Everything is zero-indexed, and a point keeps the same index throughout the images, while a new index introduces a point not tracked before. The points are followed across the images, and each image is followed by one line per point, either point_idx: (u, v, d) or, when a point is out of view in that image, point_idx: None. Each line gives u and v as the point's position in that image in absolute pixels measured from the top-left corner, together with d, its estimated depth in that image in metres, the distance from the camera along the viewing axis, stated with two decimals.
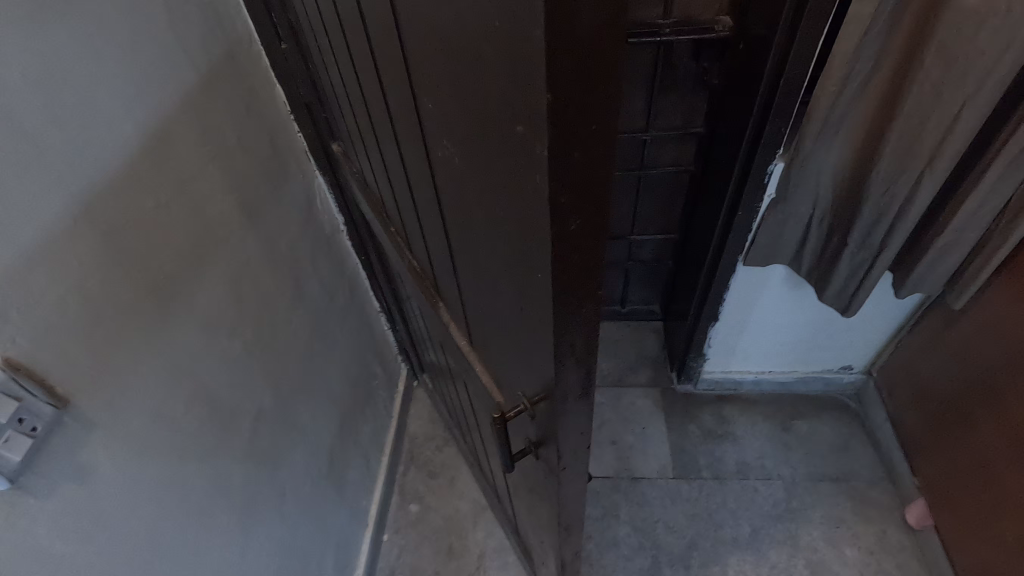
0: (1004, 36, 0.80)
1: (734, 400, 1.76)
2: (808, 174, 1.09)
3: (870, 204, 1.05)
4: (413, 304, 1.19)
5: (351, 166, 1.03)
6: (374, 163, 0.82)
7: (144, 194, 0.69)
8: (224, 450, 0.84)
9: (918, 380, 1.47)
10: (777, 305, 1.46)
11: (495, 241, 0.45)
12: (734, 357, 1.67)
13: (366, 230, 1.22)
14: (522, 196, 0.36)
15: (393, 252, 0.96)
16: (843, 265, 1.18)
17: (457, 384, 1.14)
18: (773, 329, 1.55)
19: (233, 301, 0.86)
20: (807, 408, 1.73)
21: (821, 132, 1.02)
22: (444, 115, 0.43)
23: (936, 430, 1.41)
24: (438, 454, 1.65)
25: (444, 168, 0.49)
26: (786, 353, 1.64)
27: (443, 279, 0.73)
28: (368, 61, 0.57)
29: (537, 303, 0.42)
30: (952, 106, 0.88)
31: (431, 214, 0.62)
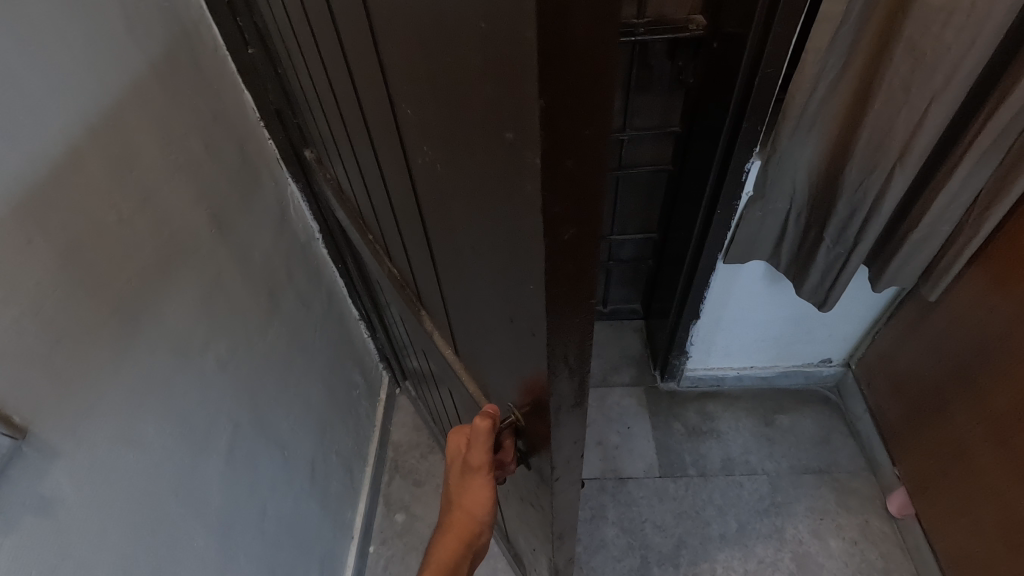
0: (969, 33, 0.80)
1: (717, 397, 1.77)
2: (785, 169, 1.10)
3: (845, 199, 1.07)
4: (394, 312, 1.17)
5: (325, 174, 1.01)
6: (351, 170, 0.80)
7: (106, 206, 0.66)
8: (201, 469, 0.81)
9: (895, 371, 1.49)
10: (756, 299, 1.47)
11: (484, 254, 0.44)
12: (715, 353, 1.68)
13: (343, 237, 1.19)
14: (511, 206, 0.35)
15: (371, 263, 0.94)
16: (821, 260, 1.19)
17: (443, 395, 1.12)
18: (753, 325, 1.56)
19: (205, 315, 0.83)
20: (789, 402, 1.74)
21: (797, 129, 1.03)
22: (424, 125, 0.42)
23: (914, 421, 1.43)
24: (423, 461, 1.63)
25: (426, 177, 0.48)
26: (766, 348, 1.65)
27: (425, 288, 0.72)
28: (342, 68, 0.56)
29: (528, 315, 0.41)
30: (921, 102, 0.89)
31: (411, 222, 0.61)
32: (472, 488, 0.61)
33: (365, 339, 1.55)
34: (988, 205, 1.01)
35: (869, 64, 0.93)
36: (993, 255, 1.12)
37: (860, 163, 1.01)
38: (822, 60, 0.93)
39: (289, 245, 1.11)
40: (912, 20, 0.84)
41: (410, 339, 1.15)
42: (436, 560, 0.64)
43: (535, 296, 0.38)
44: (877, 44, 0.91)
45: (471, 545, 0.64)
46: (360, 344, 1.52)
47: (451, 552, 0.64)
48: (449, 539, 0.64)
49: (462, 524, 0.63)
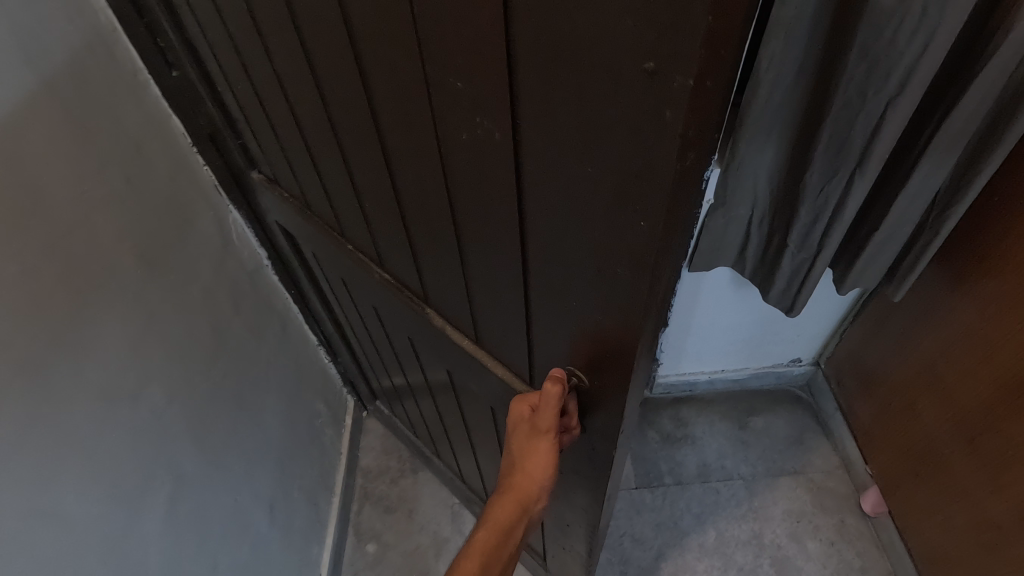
0: (924, 33, 0.80)
1: (689, 402, 1.76)
2: (745, 175, 1.09)
3: (807, 204, 1.06)
4: (367, 327, 1.12)
5: (282, 192, 0.96)
6: (334, 176, 0.79)
7: (5, 257, 0.62)
8: (137, 528, 0.76)
9: (863, 368, 1.50)
10: (725, 304, 1.47)
11: (570, 208, 0.48)
12: (687, 359, 1.66)
13: (293, 261, 1.13)
14: (636, 142, 0.39)
15: (355, 275, 0.94)
16: (787, 265, 1.20)
17: (436, 401, 1.10)
18: (723, 329, 1.56)
19: (132, 362, 0.78)
20: (761, 403, 1.74)
21: (755, 135, 1.02)
22: (505, 91, 0.45)
23: (885, 420, 1.44)
24: (393, 487, 1.57)
25: (487, 146, 0.51)
26: (738, 350, 1.64)
27: (443, 282, 0.75)
28: (360, 60, 0.57)
29: (633, 251, 0.46)
30: (877, 108, 0.88)
31: (444, 206, 0.63)
32: (537, 454, 0.67)
33: (324, 362, 1.48)
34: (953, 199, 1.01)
35: (822, 67, 0.92)
36: (956, 247, 1.13)
37: (821, 165, 0.99)
38: (776, 63, 0.92)
39: (231, 272, 1.06)
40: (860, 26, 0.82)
41: (390, 352, 1.12)
42: (493, 520, 0.70)
43: (649, 229, 0.43)
44: (828, 48, 0.89)
45: (526, 507, 0.70)
46: (318, 368, 1.44)
47: (510, 511, 0.70)
48: (507, 501, 0.70)
49: (524, 484, 0.69)
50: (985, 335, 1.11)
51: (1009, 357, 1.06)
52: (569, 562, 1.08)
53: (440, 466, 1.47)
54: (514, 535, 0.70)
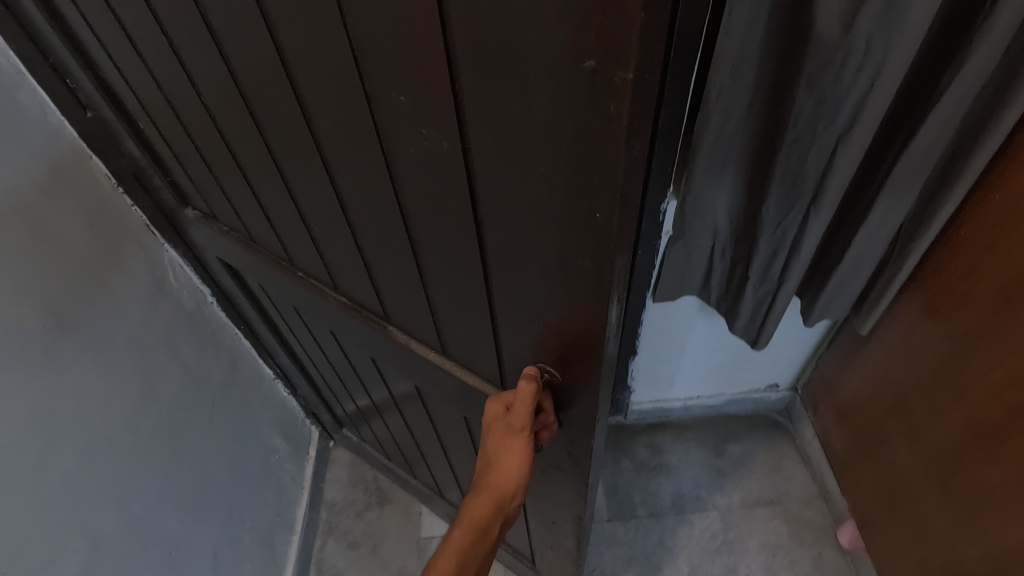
0: (870, 69, 0.76)
1: (664, 428, 1.72)
2: (703, 207, 1.04)
3: (765, 238, 1.01)
4: (324, 353, 1.08)
5: (219, 227, 0.95)
6: (279, 200, 0.75)
7: None
8: None
9: (837, 396, 1.49)
10: (694, 332, 1.44)
11: (526, 212, 0.47)
12: (663, 385, 1.63)
13: (233, 294, 1.14)
14: (584, 138, 0.39)
15: (304, 302, 0.92)
16: (749, 297, 1.15)
17: (407, 421, 1.06)
18: (697, 357, 1.53)
19: (43, 416, 0.78)
20: (740, 429, 1.71)
21: (710, 168, 0.98)
22: (450, 102, 0.43)
23: (860, 456, 1.43)
24: (358, 521, 1.48)
25: (436, 157, 0.49)
26: (712, 376, 1.61)
27: (404, 299, 0.72)
28: (294, 82, 0.54)
29: (591, 245, 0.45)
30: (829, 142, 0.84)
31: (399, 223, 0.60)
32: (514, 448, 0.63)
33: (284, 396, 1.43)
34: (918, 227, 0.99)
35: (772, 100, 0.88)
36: (928, 272, 1.11)
37: (778, 198, 0.95)
38: (725, 96, 0.88)
39: (166, 314, 1.05)
40: (808, 59, 0.78)
41: (353, 375, 1.07)
42: (467, 517, 0.65)
43: (606, 221, 0.42)
44: (777, 81, 0.86)
45: (503, 506, 0.65)
46: (277, 402, 1.40)
47: (485, 508, 0.65)
48: (483, 497, 0.65)
49: (498, 484, 0.65)
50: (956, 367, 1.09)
51: (980, 391, 1.04)
52: (556, 564, 1.03)
53: (416, 485, 1.41)
54: (489, 535, 0.65)
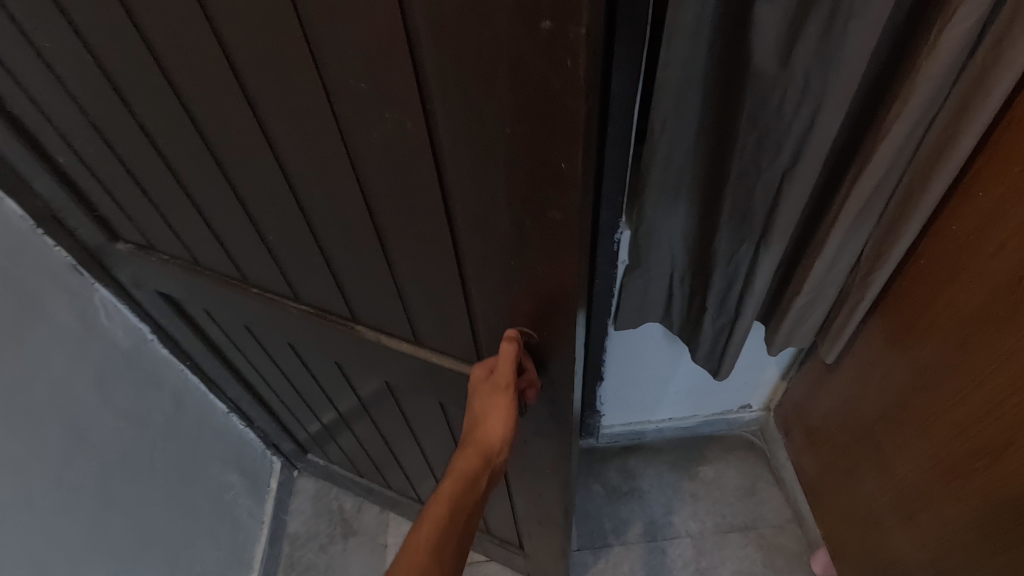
0: (811, 102, 0.67)
1: (638, 450, 1.60)
2: (658, 238, 0.93)
3: (719, 270, 0.91)
4: (280, 370, 1.03)
5: (155, 254, 0.90)
6: (228, 210, 0.70)
7: None
8: None
9: (808, 419, 1.38)
10: (656, 358, 1.33)
11: (495, 184, 0.45)
12: (631, 408, 1.52)
13: (170, 326, 1.09)
14: (544, 98, 0.38)
15: (257, 321, 0.88)
16: (708, 328, 1.02)
17: (379, 427, 1.03)
18: (664, 381, 1.43)
19: None
20: (712, 450, 1.59)
21: (661, 198, 0.87)
22: (412, 82, 0.42)
23: (829, 478, 1.33)
24: (322, 555, 1.41)
25: (399, 142, 0.47)
26: (684, 398, 1.50)
27: (374, 300, 0.69)
28: (244, 86, 0.51)
29: (560, 203, 0.44)
30: (773, 179, 0.76)
31: (363, 217, 0.57)
32: (498, 407, 0.61)
33: (240, 428, 1.37)
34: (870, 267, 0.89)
35: (720, 132, 0.78)
36: (885, 313, 1.01)
37: (727, 232, 0.85)
38: (669, 127, 0.78)
39: (96, 358, 0.99)
40: (750, 89, 0.69)
41: (315, 389, 1.02)
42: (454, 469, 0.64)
43: (572, 172, 0.41)
44: (720, 114, 0.77)
45: (489, 460, 0.64)
46: (233, 436, 1.34)
47: (470, 462, 0.64)
48: (470, 451, 0.64)
49: (483, 440, 0.63)
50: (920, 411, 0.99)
51: (945, 434, 0.94)
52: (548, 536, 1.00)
53: (393, 496, 1.36)
54: (477, 488, 0.63)
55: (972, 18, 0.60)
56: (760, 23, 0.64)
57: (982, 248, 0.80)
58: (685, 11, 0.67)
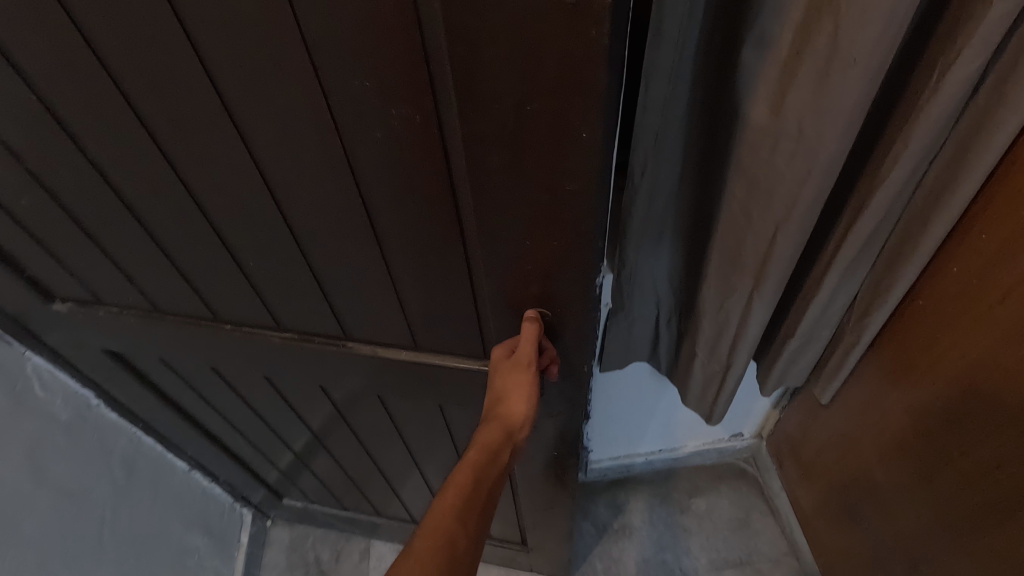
0: (802, 159, 0.58)
1: (627, 485, 1.51)
2: (642, 280, 0.86)
3: (707, 319, 0.80)
4: (251, 408, 0.98)
5: (101, 309, 0.80)
6: (197, 236, 0.62)
7: None
8: None
9: (799, 449, 1.30)
10: (639, 391, 1.25)
11: (509, 170, 0.44)
12: (618, 444, 1.44)
13: (117, 389, 0.98)
14: (567, 74, 0.38)
15: (227, 358, 0.82)
16: (697, 371, 0.91)
17: (366, 446, 1.01)
18: (650, 416, 1.35)
19: None
20: (703, 480, 1.50)
21: (644, 240, 0.80)
22: (421, 73, 0.40)
23: (825, 511, 1.24)
24: None
25: (409, 139, 0.45)
26: (670, 432, 1.42)
27: (367, 310, 0.65)
28: (207, 66, 0.45)
29: (578, 174, 0.43)
30: (765, 231, 0.65)
31: (360, 222, 0.54)
32: (520, 384, 0.59)
33: (205, 484, 1.29)
34: (868, 309, 0.83)
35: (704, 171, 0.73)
36: (875, 352, 0.94)
37: (712, 291, 0.76)
38: (652, 169, 0.71)
39: (30, 432, 0.92)
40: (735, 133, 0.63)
41: (297, 420, 0.98)
42: (478, 442, 0.60)
43: (592, 141, 0.41)
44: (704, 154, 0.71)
45: (511, 436, 0.61)
46: (196, 493, 1.26)
47: (493, 436, 0.60)
48: (493, 425, 0.61)
49: (505, 417, 0.61)
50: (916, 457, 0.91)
51: (947, 482, 0.86)
52: (555, 521, 1.01)
53: (386, 525, 1.32)
54: (500, 462, 0.60)
55: (978, 62, 0.53)
56: (745, 66, 0.59)
57: (986, 292, 0.73)
58: (663, 51, 0.60)
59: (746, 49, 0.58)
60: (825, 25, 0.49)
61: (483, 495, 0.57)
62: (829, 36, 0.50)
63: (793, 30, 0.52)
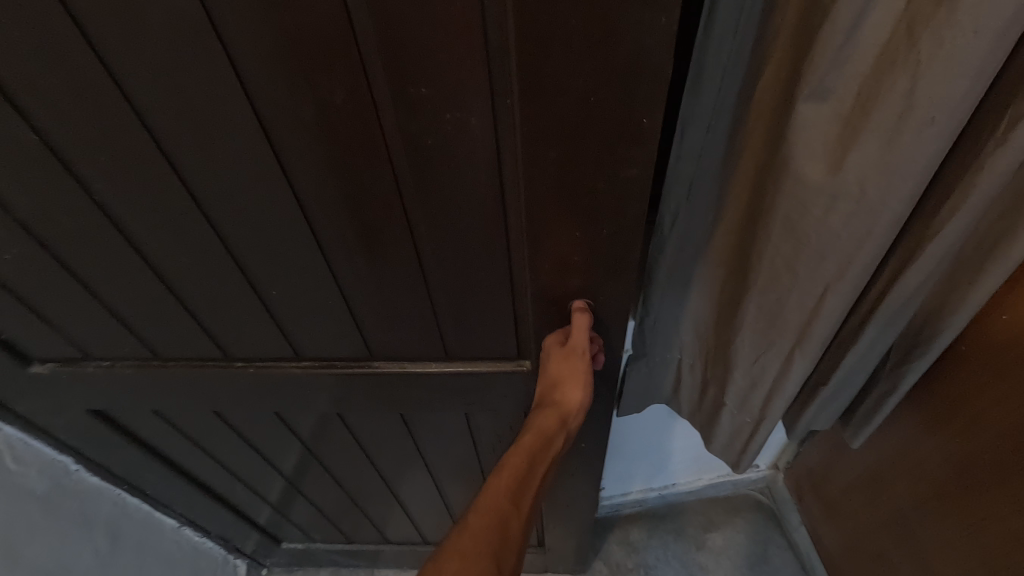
0: (878, 192, 0.45)
1: (640, 521, 1.33)
2: (666, 332, 0.70)
3: (741, 373, 0.65)
4: (256, 452, 0.79)
5: (91, 364, 0.62)
6: (173, 256, 0.50)
7: None
8: None
9: (824, 484, 1.08)
10: (648, 433, 1.12)
11: (554, 188, 0.39)
12: (631, 479, 1.27)
13: (99, 453, 0.76)
14: (634, 66, 0.33)
15: (217, 395, 0.66)
16: (723, 425, 0.74)
17: (378, 468, 0.83)
18: (664, 455, 1.21)
19: None
20: (717, 512, 1.32)
21: (670, 288, 0.65)
22: (481, 70, 0.35)
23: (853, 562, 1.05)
24: None
25: (455, 151, 0.40)
26: (688, 463, 1.26)
27: (384, 321, 0.55)
28: (149, 125, 0.40)
29: (640, 159, 0.37)
30: (815, 286, 0.52)
31: (370, 239, 0.47)
32: (571, 378, 0.49)
33: (196, 540, 1.04)
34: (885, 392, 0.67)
35: (742, 235, 0.58)
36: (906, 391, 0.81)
37: (745, 365, 0.64)
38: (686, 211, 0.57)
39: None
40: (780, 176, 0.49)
41: (300, 450, 0.78)
42: (535, 425, 0.50)
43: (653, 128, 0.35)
44: (744, 216, 0.57)
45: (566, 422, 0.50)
46: (185, 551, 1.02)
47: (550, 421, 0.49)
48: (550, 411, 0.50)
49: (563, 403, 0.50)
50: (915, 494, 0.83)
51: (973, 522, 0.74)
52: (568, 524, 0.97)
53: (392, 552, 1.10)
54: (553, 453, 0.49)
55: None
56: (801, 120, 0.45)
57: None
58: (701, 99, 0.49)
59: (804, 103, 0.44)
60: (900, 80, 0.39)
61: (531, 491, 0.47)
62: (905, 90, 0.40)
63: (860, 84, 0.42)
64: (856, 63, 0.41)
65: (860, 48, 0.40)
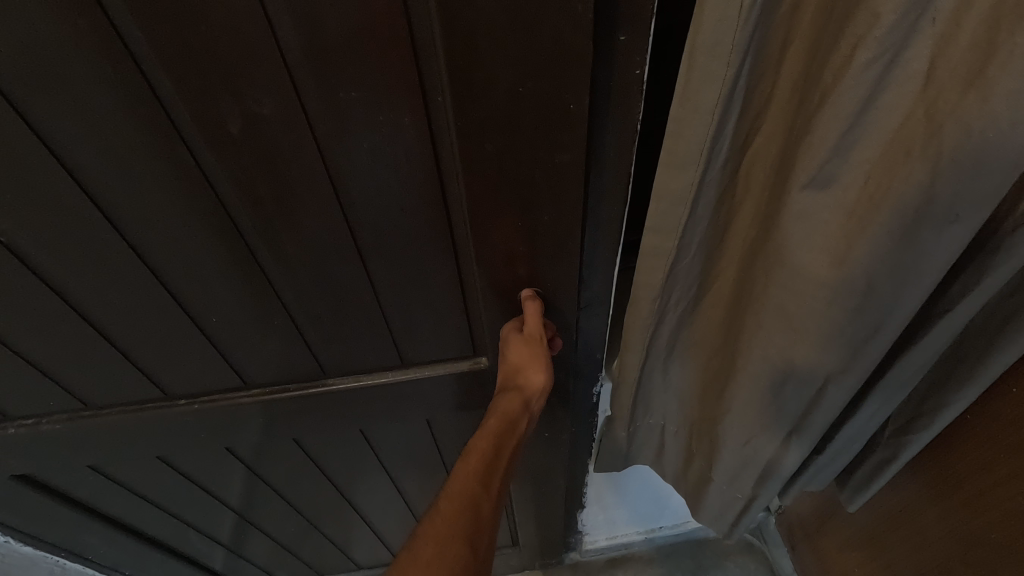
0: (891, 284, 0.41)
1: (625, 565, 1.28)
2: (648, 403, 0.66)
3: (731, 451, 0.62)
4: (207, 495, 0.75)
5: (13, 426, 0.58)
6: (96, 290, 0.48)
7: None
8: None
9: (813, 540, 1.02)
10: (629, 486, 1.07)
11: (493, 181, 0.40)
12: (616, 526, 1.22)
13: (27, 522, 0.70)
14: (555, 57, 0.34)
15: (156, 439, 0.62)
16: (712, 493, 0.70)
17: (342, 492, 0.80)
18: (648, 503, 1.16)
19: None
20: (705, 555, 1.27)
21: (653, 360, 0.61)
22: (410, 71, 0.36)
23: None
24: None
25: (394, 154, 0.41)
26: (675, 510, 1.20)
27: (336, 337, 0.55)
28: (58, 153, 0.38)
29: (572, 146, 0.38)
30: (812, 377, 0.50)
31: (318, 251, 0.47)
32: (529, 360, 0.48)
33: None
34: (877, 468, 0.63)
35: (731, 304, 0.55)
36: None
37: (734, 446, 0.62)
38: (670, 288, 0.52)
39: None
40: (778, 271, 0.46)
41: (254, 483, 0.74)
42: (500, 410, 0.48)
43: (581, 113, 0.37)
44: (733, 289, 0.54)
45: (526, 401, 0.49)
46: None
47: (509, 404, 0.48)
48: (513, 395, 0.49)
49: (523, 386, 0.49)
50: (892, 563, 0.78)
51: None
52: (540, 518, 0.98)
53: None
54: (516, 434, 0.47)
55: None
56: (799, 209, 0.42)
57: None
58: (683, 172, 0.43)
59: (803, 190, 0.41)
60: (916, 171, 0.35)
61: (502, 474, 0.45)
62: (922, 183, 0.36)
63: (868, 171, 0.38)
64: (863, 148, 0.37)
65: (867, 130, 0.37)
